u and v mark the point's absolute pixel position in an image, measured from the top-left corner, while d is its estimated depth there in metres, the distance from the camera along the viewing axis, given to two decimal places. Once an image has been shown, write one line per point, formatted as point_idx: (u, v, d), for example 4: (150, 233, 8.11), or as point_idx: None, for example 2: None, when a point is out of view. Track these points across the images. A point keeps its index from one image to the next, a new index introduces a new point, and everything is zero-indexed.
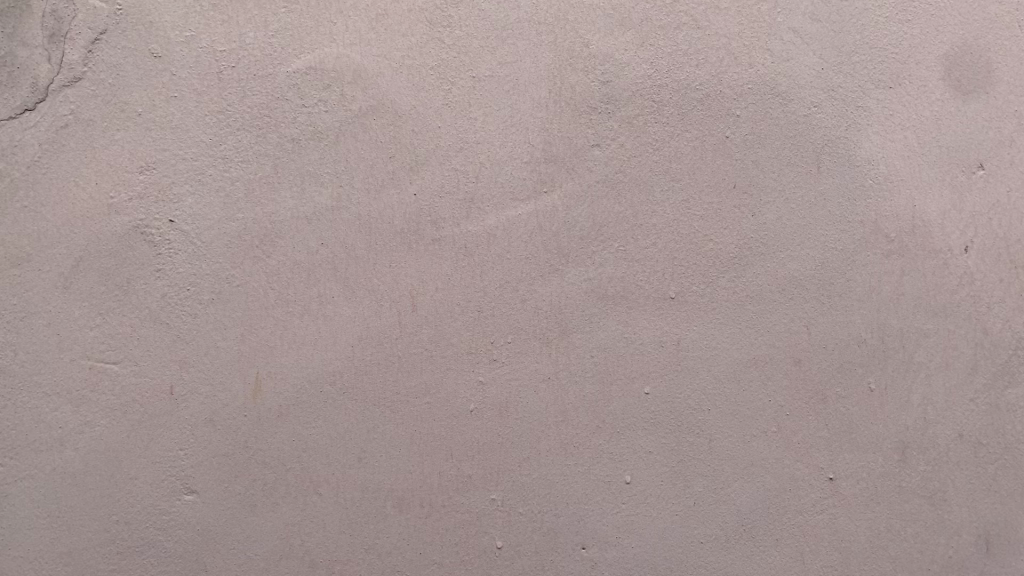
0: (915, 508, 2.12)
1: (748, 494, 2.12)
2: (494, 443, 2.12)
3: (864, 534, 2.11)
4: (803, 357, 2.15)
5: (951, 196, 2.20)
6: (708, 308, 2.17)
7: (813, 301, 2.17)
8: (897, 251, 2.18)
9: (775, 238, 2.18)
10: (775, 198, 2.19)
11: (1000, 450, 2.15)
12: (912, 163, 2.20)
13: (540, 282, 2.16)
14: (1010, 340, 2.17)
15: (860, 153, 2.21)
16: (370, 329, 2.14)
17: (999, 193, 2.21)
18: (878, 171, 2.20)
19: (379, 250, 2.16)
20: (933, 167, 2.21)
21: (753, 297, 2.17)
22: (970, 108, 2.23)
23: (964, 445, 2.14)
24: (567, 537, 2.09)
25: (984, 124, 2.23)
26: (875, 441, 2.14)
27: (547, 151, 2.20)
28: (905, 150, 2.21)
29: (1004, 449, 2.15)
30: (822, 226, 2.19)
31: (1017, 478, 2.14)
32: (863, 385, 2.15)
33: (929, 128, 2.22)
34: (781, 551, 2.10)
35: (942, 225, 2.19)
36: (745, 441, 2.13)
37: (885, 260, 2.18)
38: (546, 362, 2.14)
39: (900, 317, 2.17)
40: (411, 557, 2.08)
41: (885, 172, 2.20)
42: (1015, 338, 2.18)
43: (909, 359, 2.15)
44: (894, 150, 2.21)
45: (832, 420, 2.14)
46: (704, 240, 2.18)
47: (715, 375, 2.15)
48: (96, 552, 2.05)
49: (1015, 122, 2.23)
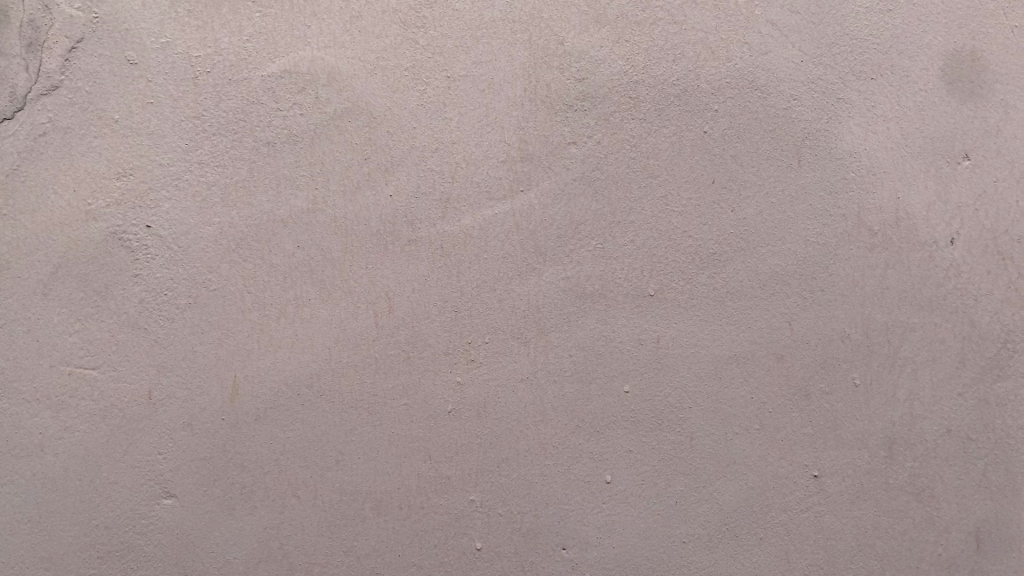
0: (903, 505, 2.09)
1: (730, 493, 2.10)
2: (472, 444, 2.11)
3: (850, 532, 2.09)
4: (785, 353, 2.13)
5: (936, 187, 2.17)
6: (689, 305, 2.15)
7: (794, 296, 2.15)
8: (881, 245, 2.15)
9: (756, 234, 2.17)
10: (755, 193, 2.18)
11: (989, 446, 2.11)
12: (895, 155, 2.18)
13: (517, 281, 2.16)
14: (999, 333, 2.14)
15: (841, 146, 2.18)
16: (348, 331, 2.14)
17: (986, 183, 2.17)
18: (860, 164, 2.17)
19: (356, 252, 2.16)
20: (917, 158, 2.18)
21: (734, 293, 2.15)
22: (954, 97, 2.20)
23: (952, 441, 2.11)
24: (548, 538, 2.08)
25: (970, 114, 2.19)
26: (860, 437, 2.11)
27: (523, 149, 2.19)
28: (888, 142, 2.18)
29: (994, 444, 2.11)
30: (803, 221, 2.17)
31: (1008, 473, 2.11)
32: (847, 381, 2.12)
33: (913, 119, 2.19)
34: (765, 550, 2.08)
35: (927, 218, 2.16)
36: (727, 439, 2.11)
37: (868, 254, 2.15)
38: (523, 362, 2.13)
39: (885, 311, 2.14)
40: (391, 559, 2.08)
41: (868, 164, 2.17)
42: (1004, 330, 2.14)
43: (894, 354, 2.13)
44: (877, 142, 2.18)
45: (815, 416, 2.12)
46: (684, 236, 2.17)
47: (696, 372, 2.13)
48: (77, 557, 2.07)
49: (1001, 110, 2.20)
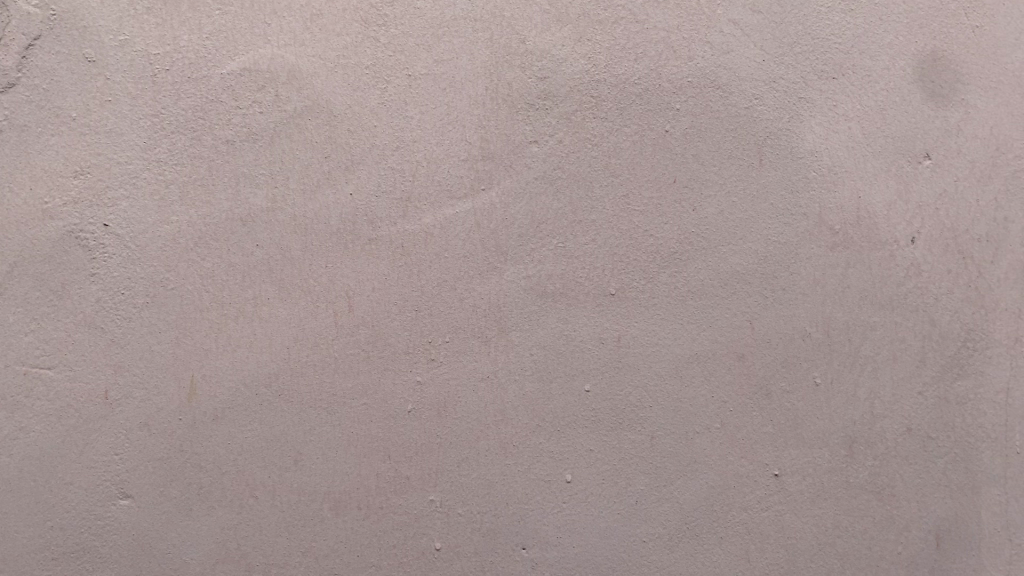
0: (864, 504, 2.10)
1: (690, 492, 2.10)
2: (433, 444, 2.10)
3: (810, 532, 2.09)
4: (746, 352, 2.13)
5: (897, 186, 2.18)
6: (650, 304, 2.15)
7: (755, 295, 2.15)
8: (842, 244, 2.16)
9: (716, 229, 2.17)
10: (717, 192, 2.18)
11: (950, 444, 2.12)
12: (857, 154, 2.18)
13: (478, 280, 2.15)
14: (959, 332, 2.14)
15: (803, 145, 2.19)
16: (307, 330, 2.13)
17: (946, 182, 2.18)
18: (821, 163, 2.18)
19: (316, 251, 2.15)
20: (878, 156, 2.18)
21: (695, 292, 2.15)
22: (915, 97, 2.21)
23: (912, 440, 2.12)
24: (508, 537, 2.08)
25: (931, 113, 2.20)
26: (821, 436, 2.11)
27: (484, 148, 2.19)
28: (849, 142, 2.19)
29: (955, 442, 2.12)
30: (765, 220, 2.17)
31: (968, 472, 2.11)
32: (807, 380, 2.13)
33: (874, 118, 2.20)
34: (725, 549, 2.08)
35: (887, 217, 2.17)
36: (687, 438, 2.11)
37: (829, 253, 2.16)
38: (484, 362, 2.13)
39: (845, 310, 2.14)
40: (350, 559, 2.07)
41: (829, 164, 2.18)
42: (964, 329, 2.15)
43: (855, 353, 2.13)
44: (838, 142, 2.19)
45: (776, 415, 2.12)
46: (645, 235, 2.17)
47: (657, 371, 2.13)
48: (31, 558, 2.06)
49: (961, 110, 2.20)
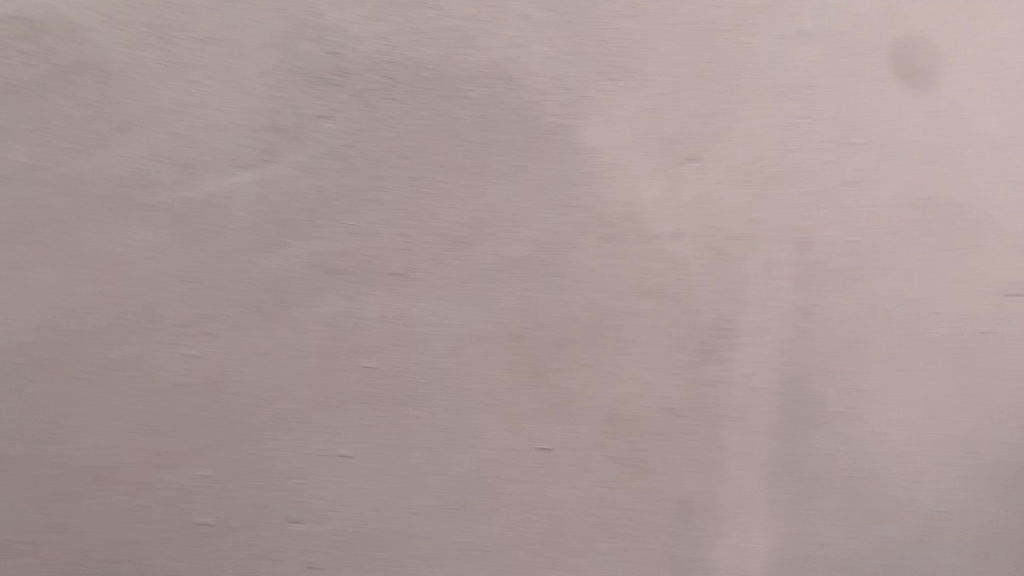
0: (689, 504, 1.84)
1: (486, 472, 1.80)
2: (199, 417, 1.74)
3: (627, 520, 1.82)
4: (566, 337, 1.84)
5: (742, 158, 1.92)
6: (454, 281, 1.83)
7: (577, 273, 1.86)
8: (679, 220, 1.89)
9: (506, 210, 1.86)
10: (540, 155, 1.88)
11: (788, 436, 1.87)
12: (698, 120, 1.92)
13: (253, 242, 1.78)
14: (804, 319, 1.89)
15: (640, 109, 1.92)
16: (31, 283, 1.71)
17: (796, 156, 1.93)
18: (659, 130, 1.91)
19: (47, 191, 1.72)
20: (723, 125, 1.93)
21: (509, 269, 1.85)
22: (767, 60, 1.96)
23: (746, 433, 1.87)
24: (280, 511, 1.75)
25: (784, 79, 1.96)
26: (649, 427, 1.84)
27: (267, 86, 1.81)
28: (694, 109, 1.93)
29: (794, 434, 1.87)
30: (593, 190, 1.88)
31: (810, 465, 1.87)
32: (631, 367, 1.85)
33: (722, 80, 1.94)
34: (531, 532, 1.80)
35: (729, 191, 1.91)
36: (485, 412, 1.81)
37: (665, 231, 1.89)
38: (263, 335, 1.77)
39: (679, 295, 1.87)
40: (108, 536, 1.70)
41: (668, 133, 1.92)
42: (809, 316, 1.89)
43: (687, 341, 1.87)
44: (680, 108, 1.93)
45: (595, 402, 1.84)
46: (450, 209, 1.84)
47: (452, 345, 1.82)
48: None
49: (816, 77, 1.96)
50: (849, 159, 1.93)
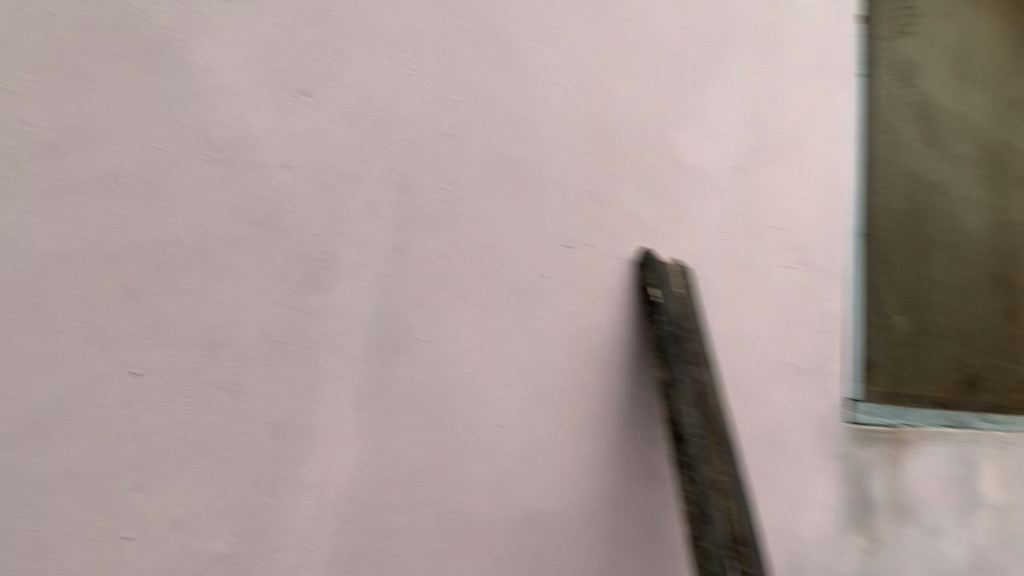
0: (286, 427, 1.80)
1: (58, 398, 1.61)
2: None
3: (217, 444, 1.73)
4: (165, 258, 1.72)
5: (357, 99, 1.93)
6: (30, 192, 1.61)
7: (179, 196, 1.74)
8: (290, 151, 1.85)
9: (99, 118, 1.67)
10: (143, 67, 1.72)
11: (382, 360, 1.91)
12: (317, 53, 1.90)
13: None
14: (406, 259, 1.97)
15: (259, 34, 1.84)
16: None
17: (408, 106, 2.00)
18: (277, 60, 1.85)
19: None
20: (343, 64, 1.93)
21: (100, 185, 1.67)
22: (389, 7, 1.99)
23: (345, 360, 1.88)
24: None
25: (403, 30, 2.00)
26: (247, 351, 1.78)
27: None
28: (315, 43, 1.89)
29: (388, 357, 1.92)
30: (203, 111, 1.77)
31: (400, 387, 1.93)
32: (234, 294, 1.78)
33: (345, 20, 1.93)
34: (108, 464, 1.64)
35: (341, 127, 1.91)
36: (61, 335, 1.62)
37: (276, 162, 1.84)
38: None
39: (287, 226, 1.84)
40: None
41: (286, 63, 1.86)
42: (410, 256, 1.97)
43: (293, 271, 1.84)
44: (301, 39, 1.88)
45: (191, 327, 1.73)
46: (27, 112, 1.62)
47: (26, 263, 1.60)
48: None
49: (433, 32, 2.04)
50: (452, 116, 2.05)
